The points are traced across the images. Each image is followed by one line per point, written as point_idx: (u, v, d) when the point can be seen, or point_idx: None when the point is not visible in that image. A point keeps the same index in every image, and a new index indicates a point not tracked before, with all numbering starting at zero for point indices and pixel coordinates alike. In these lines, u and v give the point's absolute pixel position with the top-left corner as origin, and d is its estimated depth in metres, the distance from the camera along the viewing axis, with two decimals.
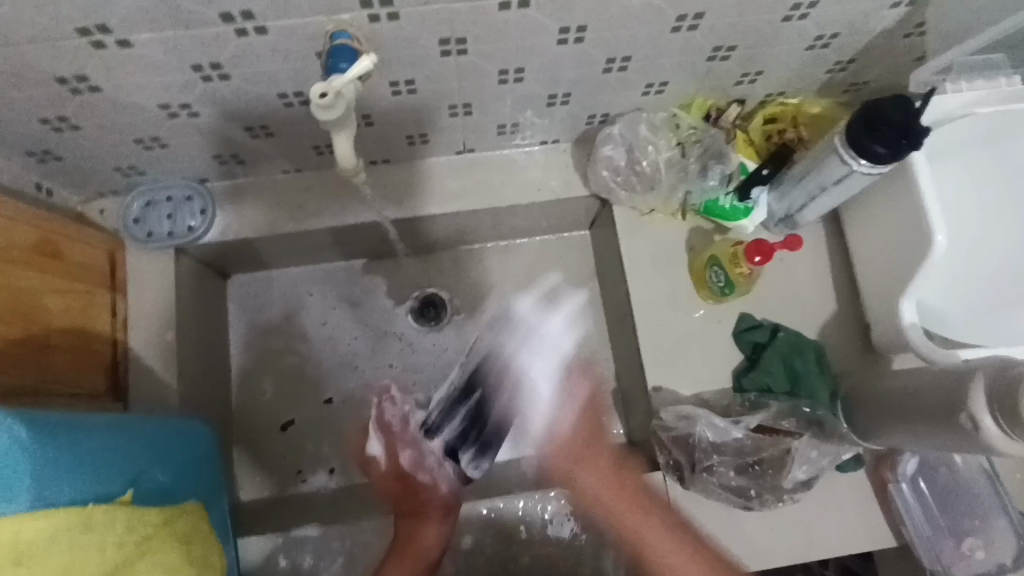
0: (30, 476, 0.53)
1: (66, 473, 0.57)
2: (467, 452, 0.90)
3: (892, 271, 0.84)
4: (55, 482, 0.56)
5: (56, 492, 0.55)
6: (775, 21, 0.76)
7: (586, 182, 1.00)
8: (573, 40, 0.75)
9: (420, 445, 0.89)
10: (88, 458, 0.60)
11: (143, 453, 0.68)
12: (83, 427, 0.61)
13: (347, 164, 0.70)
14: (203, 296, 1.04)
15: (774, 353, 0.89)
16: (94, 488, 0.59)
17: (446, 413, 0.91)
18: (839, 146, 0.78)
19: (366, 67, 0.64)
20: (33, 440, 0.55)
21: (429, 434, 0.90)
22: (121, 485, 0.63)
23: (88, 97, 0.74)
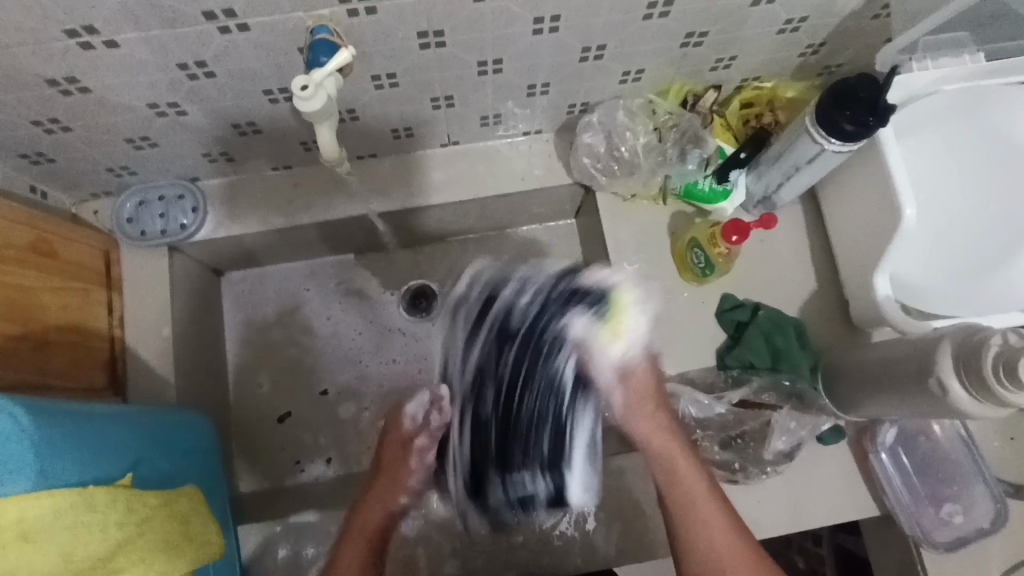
0: (33, 457, 0.56)
1: (67, 456, 0.59)
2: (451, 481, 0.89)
3: (867, 246, 0.86)
4: (56, 462, 0.58)
5: (58, 472, 0.58)
6: (744, 6, 0.78)
7: (569, 170, 1.02)
8: (548, 30, 0.77)
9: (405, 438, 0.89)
10: (91, 443, 0.62)
11: (144, 441, 0.70)
12: (84, 416, 0.63)
13: (331, 153, 0.73)
14: (197, 293, 1.06)
15: (755, 329, 0.92)
16: (96, 471, 0.62)
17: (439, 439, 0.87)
18: (810, 125, 0.80)
19: (345, 59, 0.68)
20: (39, 423, 0.57)
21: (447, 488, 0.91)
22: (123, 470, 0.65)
23: (78, 98, 0.76)
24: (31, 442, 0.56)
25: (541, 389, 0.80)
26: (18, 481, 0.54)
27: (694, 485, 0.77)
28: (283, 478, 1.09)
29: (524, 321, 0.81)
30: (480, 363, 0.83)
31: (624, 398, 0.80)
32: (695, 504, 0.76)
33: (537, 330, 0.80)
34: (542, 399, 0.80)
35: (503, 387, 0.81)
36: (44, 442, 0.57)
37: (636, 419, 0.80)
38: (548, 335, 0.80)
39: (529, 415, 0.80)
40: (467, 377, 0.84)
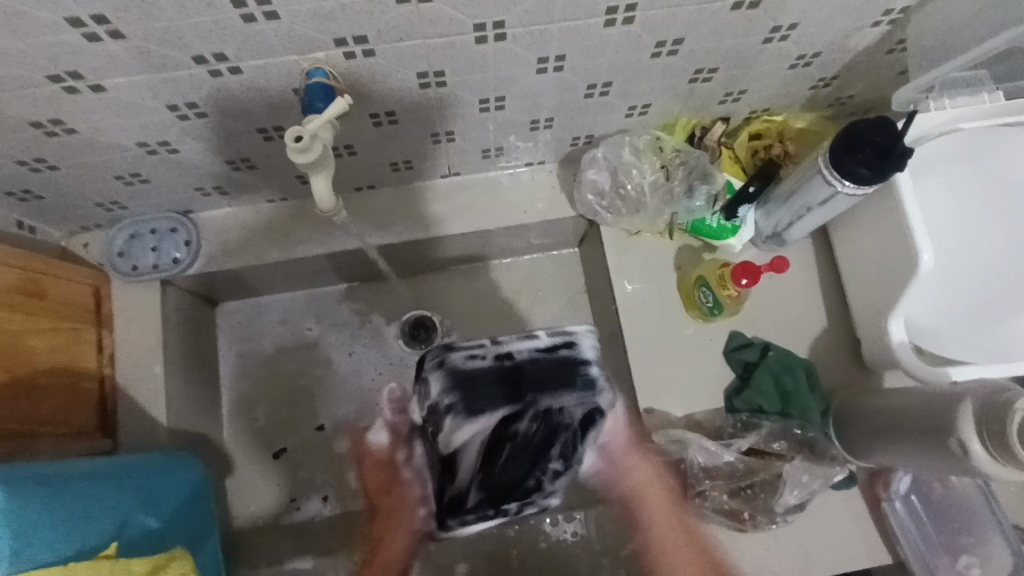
0: (8, 534, 0.54)
1: (40, 527, 0.56)
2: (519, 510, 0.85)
3: (881, 290, 0.84)
4: (30, 536, 0.55)
5: (33, 549, 0.55)
6: (756, 44, 0.76)
7: (572, 203, 1.00)
8: (552, 70, 0.74)
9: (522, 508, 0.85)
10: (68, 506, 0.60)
11: (128, 496, 0.67)
12: (62, 478, 0.61)
13: (325, 203, 0.65)
14: (190, 327, 1.03)
15: (764, 371, 0.89)
16: (79, 540, 0.59)
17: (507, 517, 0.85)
18: (823, 167, 0.77)
19: (341, 107, 0.61)
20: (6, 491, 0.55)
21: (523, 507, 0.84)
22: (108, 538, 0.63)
23: (64, 139, 0.73)
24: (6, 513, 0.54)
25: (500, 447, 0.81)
26: None
27: (657, 495, 0.87)
28: (278, 517, 1.05)
29: (575, 411, 0.82)
30: (545, 480, 0.84)
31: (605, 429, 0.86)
32: (663, 521, 0.87)
33: (579, 418, 0.83)
34: (452, 493, 0.81)
35: (506, 453, 0.81)
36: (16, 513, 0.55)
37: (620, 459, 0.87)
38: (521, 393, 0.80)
39: (500, 459, 0.81)
40: (558, 485, 0.85)
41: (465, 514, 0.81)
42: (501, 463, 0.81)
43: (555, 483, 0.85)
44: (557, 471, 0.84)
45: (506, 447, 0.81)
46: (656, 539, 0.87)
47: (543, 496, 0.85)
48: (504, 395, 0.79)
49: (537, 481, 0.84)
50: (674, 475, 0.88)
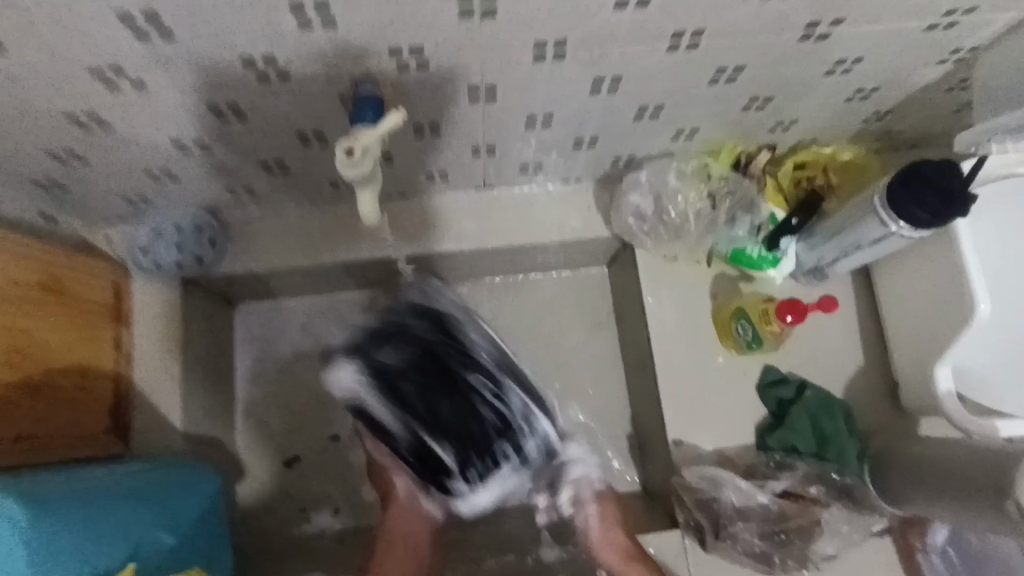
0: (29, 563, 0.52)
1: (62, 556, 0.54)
2: (510, 442, 0.87)
3: (926, 335, 0.81)
4: (55, 565, 0.54)
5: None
6: (817, 75, 0.73)
7: (608, 223, 0.97)
8: (606, 90, 0.72)
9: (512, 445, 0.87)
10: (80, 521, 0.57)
11: (143, 512, 0.65)
12: (80, 496, 0.59)
13: (370, 218, 0.64)
14: (208, 327, 1.00)
15: (801, 410, 0.88)
16: (97, 566, 0.57)
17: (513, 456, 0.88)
18: (878, 206, 0.74)
19: (394, 124, 0.58)
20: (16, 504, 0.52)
21: (508, 438, 0.87)
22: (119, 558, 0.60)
23: (98, 133, 0.71)
24: (29, 539, 0.52)
25: (420, 438, 0.84)
26: None
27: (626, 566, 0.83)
28: (288, 527, 1.03)
29: (489, 351, 0.89)
30: (492, 411, 0.85)
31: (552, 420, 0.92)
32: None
33: (473, 341, 0.88)
34: (434, 464, 0.86)
35: (438, 415, 0.84)
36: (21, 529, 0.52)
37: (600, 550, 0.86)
38: (402, 375, 0.83)
39: (433, 420, 0.84)
40: (517, 407, 0.87)
41: (465, 474, 0.86)
42: (446, 427, 0.84)
43: (512, 409, 0.87)
44: (501, 403, 0.86)
45: (430, 410, 0.84)
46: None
47: (520, 426, 0.88)
48: (407, 362, 0.84)
49: (501, 416, 0.86)
50: (706, 517, 0.84)
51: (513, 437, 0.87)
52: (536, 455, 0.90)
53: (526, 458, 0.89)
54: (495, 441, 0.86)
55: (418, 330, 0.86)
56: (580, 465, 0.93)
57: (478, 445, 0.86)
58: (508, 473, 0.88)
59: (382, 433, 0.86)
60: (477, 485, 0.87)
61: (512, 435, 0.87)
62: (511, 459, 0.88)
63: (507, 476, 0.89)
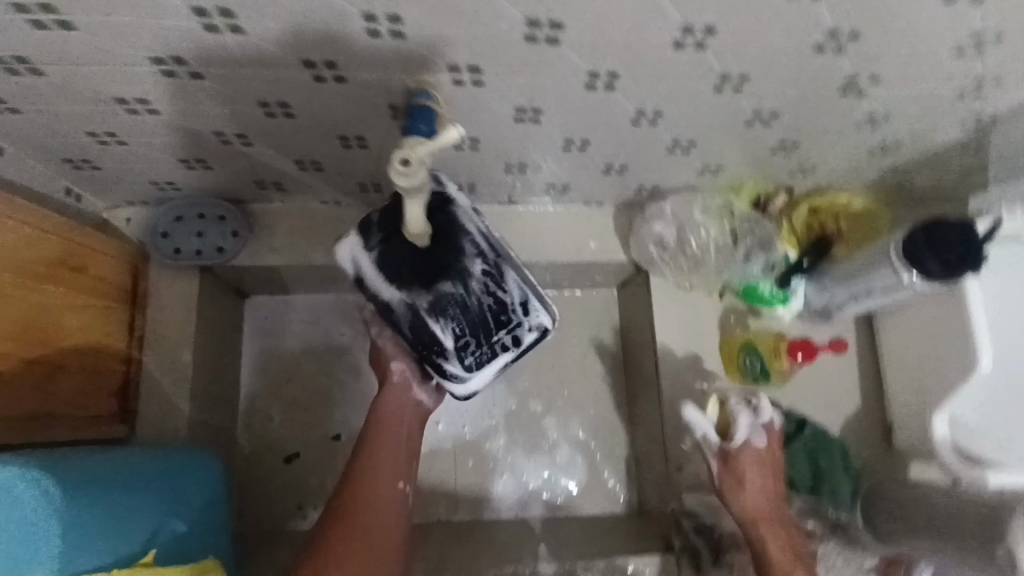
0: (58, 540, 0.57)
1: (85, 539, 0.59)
2: (503, 327, 0.71)
3: (928, 384, 0.85)
4: (80, 546, 0.59)
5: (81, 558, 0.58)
6: (846, 127, 0.76)
7: (625, 248, 0.99)
8: (647, 122, 0.74)
9: (501, 334, 0.71)
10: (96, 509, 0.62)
11: (157, 500, 0.68)
12: (98, 479, 0.64)
13: (415, 228, 0.65)
14: (219, 317, 1.00)
15: (799, 448, 0.90)
16: (119, 550, 0.62)
17: (497, 351, 0.72)
18: (893, 257, 0.78)
19: (452, 138, 0.60)
20: (31, 490, 0.57)
21: (499, 324, 0.71)
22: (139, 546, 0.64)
23: (143, 118, 0.71)
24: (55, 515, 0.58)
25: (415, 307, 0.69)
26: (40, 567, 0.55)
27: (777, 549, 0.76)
28: (282, 523, 1.02)
29: (478, 220, 0.71)
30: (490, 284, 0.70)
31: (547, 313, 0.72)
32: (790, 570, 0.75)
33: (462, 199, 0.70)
34: (427, 340, 0.70)
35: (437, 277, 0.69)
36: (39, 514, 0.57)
37: (725, 482, 0.79)
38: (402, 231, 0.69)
39: (424, 289, 0.69)
40: (517, 294, 0.70)
41: (462, 356, 0.71)
42: (438, 288, 0.69)
43: (508, 298, 0.70)
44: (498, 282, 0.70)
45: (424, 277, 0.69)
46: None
47: (519, 314, 0.71)
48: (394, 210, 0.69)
49: (495, 295, 0.70)
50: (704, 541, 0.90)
51: (506, 317, 0.71)
52: (530, 339, 0.73)
53: (517, 344, 0.72)
54: (486, 305, 0.70)
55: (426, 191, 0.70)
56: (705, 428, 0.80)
57: (475, 311, 0.69)
58: (500, 358, 0.73)
59: (385, 312, 0.71)
60: (460, 365, 0.71)
61: (500, 323, 0.71)
62: (500, 342, 0.72)
63: (496, 359, 0.72)
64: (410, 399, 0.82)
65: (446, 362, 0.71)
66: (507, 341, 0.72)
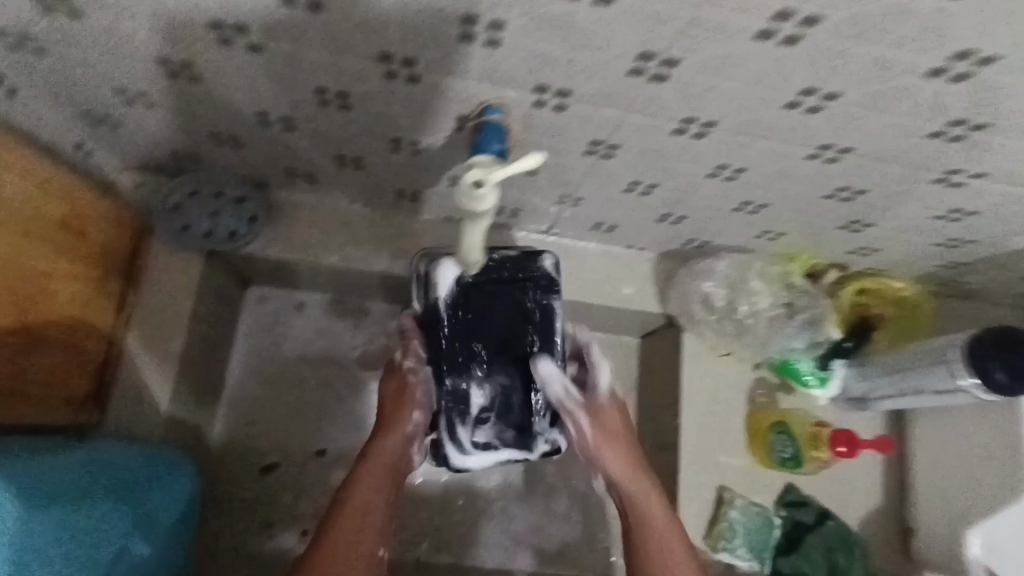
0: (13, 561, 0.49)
1: (47, 560, 0.53)
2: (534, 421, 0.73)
3: (965, 495, 0.81)
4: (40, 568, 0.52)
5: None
6: (926, 216, 0.73)
7: (662, 300, 0.93)
8: (723, 177, 0.69)
9: (527, 430, 0.73)
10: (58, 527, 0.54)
11: (117, 515, 0.61)
12: (62, 490, 0.56)
13: (472, 256, 0.63)
14: (216, 306, 0.92)
15: (818, 540, 0.85)
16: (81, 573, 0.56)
17: (511, 441, 0.73)
18: (954, 358, 0.73)
19: (529, 165, 0.54)
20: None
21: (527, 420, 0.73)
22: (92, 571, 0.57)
23: (183, 82, 0.64)
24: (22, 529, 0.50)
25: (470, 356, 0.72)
26: None
27: (648, 515, 0.68)
28: (247, 539, 0.93)
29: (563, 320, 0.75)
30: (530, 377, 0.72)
31: (592, 410, 0.73)
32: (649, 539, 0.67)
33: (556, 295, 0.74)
34: (458, 397, 0.72)
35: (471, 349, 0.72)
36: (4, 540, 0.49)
37: (604, 455, 0.71)
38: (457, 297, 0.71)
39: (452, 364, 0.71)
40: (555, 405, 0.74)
41: (477, 429, 0.73)
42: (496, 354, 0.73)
43: (550, 397, 0.72)
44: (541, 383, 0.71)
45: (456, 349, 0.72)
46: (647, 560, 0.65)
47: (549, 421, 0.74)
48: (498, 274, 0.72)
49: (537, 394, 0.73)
50: None
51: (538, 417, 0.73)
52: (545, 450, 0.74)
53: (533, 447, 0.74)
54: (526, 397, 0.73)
55: (537, 272, 0.73)
56: (558, 380, 0.71)
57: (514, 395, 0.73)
58: (510, 452, 0.73)
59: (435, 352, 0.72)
60: (469, 435, 0.72)
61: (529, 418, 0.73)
62: (517, 437, 0.73)
63: (505, 450, 0.73)
64: (407, 456, 0.70)
65: (458, 426, 0.72)
66: (530, 437, 0.73)
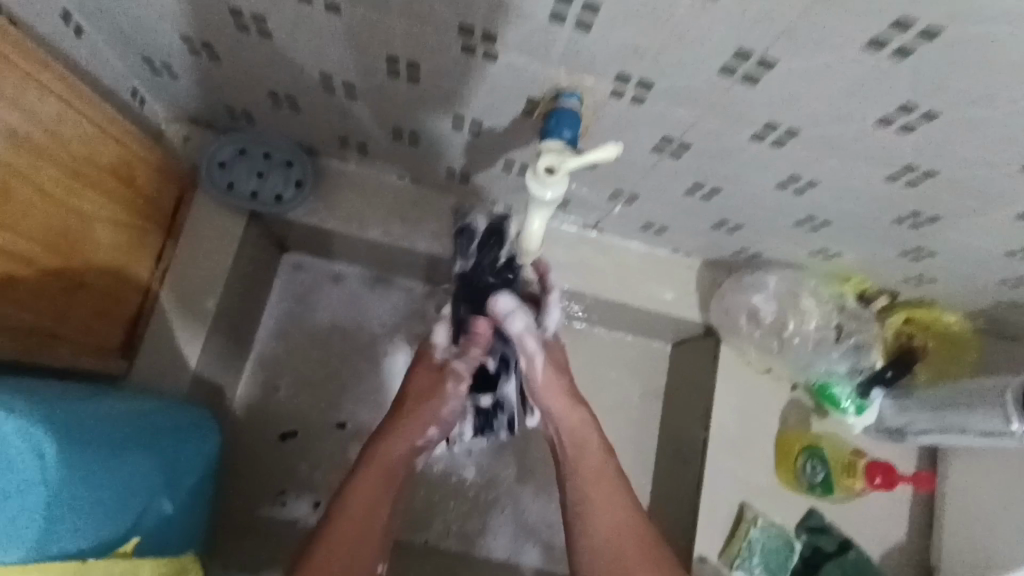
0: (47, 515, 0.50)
1: (78, 513, 0.53)
2: None
3: (998, 543, 0.78)
4: (70, 522, 0.52)
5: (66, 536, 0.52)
6: (997, 251, 0.70)
7: (703, 309, 0.91)
8: (792, 190, 0.67)
9: None
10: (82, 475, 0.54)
11: (143, 471, 0.61)
12: (93, 439, 0.56)
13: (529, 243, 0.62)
14: (252, 268, 0.91)
15: (837, 568, 0.82)
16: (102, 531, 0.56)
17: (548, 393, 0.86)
18: (1007, 401, 0.71)
19: (606, 156, 0.53)
20: (39, 454, 0.50)
21: None
22: (122, 526, 0.58)
23: (250, 37, 0.62)
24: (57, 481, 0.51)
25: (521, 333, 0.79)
26: (21, 542, 0.48)
27: (591, 482, 0.69)
28: (259, 504, 0.93)
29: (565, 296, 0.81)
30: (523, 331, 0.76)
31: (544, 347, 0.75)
32: (596, 504, 0.68)
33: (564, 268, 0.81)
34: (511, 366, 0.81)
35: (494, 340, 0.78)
36: (23, 483, 0.49)
37: (547, 400, 0.74)
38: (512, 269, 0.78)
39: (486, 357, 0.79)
40: None
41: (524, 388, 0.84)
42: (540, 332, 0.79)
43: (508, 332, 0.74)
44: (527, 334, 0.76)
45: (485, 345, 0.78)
46: (580, 516, 0.68)
47: None
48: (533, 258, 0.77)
49: None
50: None
51: None
52: None
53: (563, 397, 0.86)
54: None
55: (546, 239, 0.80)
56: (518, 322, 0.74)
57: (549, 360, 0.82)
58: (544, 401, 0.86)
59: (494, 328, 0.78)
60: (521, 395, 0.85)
61: None
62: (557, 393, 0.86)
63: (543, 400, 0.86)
64: (405, 462, 0.73)
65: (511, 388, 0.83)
66: None
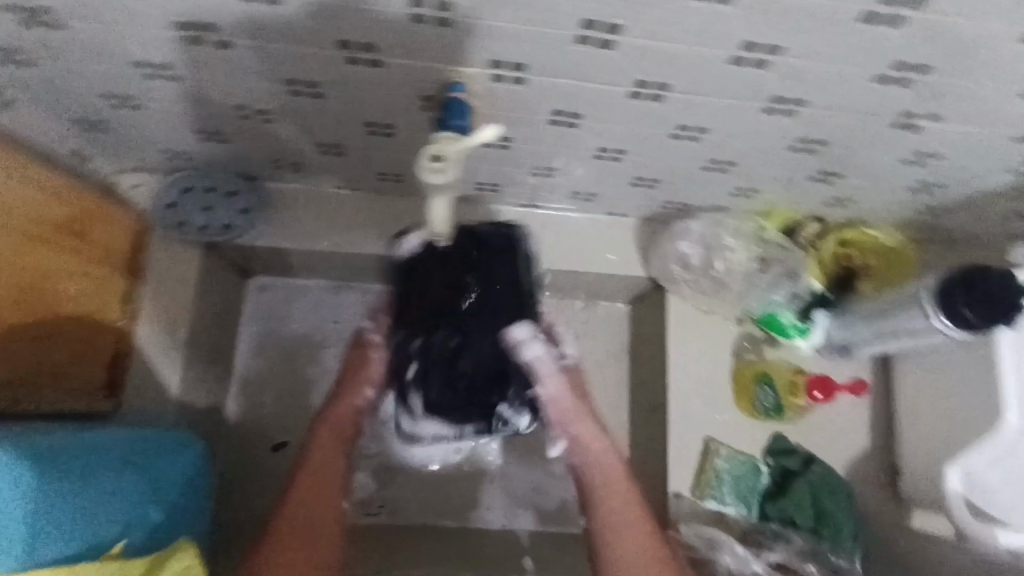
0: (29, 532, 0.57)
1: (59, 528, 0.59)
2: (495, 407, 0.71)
3: (944, 433, 0.83)
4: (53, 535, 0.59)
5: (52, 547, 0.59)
6: (892, 161, 0.74)
7: (645, 263, 0.96)
8: (687, 138, 0.71)
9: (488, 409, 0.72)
10: (52, 502, 0.60)
11: (129, 487, 0.67)
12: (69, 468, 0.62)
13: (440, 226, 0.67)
14: (218, 296, 0.97)
15: (804, 484, 0.87)
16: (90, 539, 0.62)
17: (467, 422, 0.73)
18: (924, 300, 0.75)
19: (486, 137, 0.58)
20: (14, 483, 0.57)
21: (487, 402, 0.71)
22: (106, 535, 0.63)
23: (162, 83, 0.67)
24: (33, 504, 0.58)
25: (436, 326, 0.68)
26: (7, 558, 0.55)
27: (621, 514, 0.68)
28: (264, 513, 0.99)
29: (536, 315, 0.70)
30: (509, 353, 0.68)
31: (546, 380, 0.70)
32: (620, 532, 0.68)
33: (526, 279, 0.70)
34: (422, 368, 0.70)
35: (468, 358, 0.67)
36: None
37: (569, 427, 0.72)
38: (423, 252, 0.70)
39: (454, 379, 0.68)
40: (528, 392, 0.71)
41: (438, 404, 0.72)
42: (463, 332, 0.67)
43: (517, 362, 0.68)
44: (514, 351, 0.68)
45: (453, 360, 0.67)
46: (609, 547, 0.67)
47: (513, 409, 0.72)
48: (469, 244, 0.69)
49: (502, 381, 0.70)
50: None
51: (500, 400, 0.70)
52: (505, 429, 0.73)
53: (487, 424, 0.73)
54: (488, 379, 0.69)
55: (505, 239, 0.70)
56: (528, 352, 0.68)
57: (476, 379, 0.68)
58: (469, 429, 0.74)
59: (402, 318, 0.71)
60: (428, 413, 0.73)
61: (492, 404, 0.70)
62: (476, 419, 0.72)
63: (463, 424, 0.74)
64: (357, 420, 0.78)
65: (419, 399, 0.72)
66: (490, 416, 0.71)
